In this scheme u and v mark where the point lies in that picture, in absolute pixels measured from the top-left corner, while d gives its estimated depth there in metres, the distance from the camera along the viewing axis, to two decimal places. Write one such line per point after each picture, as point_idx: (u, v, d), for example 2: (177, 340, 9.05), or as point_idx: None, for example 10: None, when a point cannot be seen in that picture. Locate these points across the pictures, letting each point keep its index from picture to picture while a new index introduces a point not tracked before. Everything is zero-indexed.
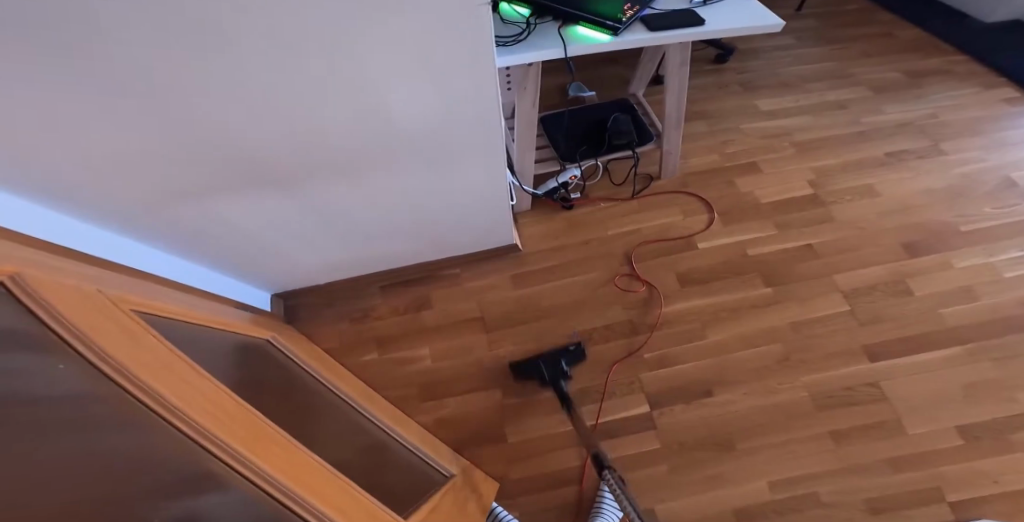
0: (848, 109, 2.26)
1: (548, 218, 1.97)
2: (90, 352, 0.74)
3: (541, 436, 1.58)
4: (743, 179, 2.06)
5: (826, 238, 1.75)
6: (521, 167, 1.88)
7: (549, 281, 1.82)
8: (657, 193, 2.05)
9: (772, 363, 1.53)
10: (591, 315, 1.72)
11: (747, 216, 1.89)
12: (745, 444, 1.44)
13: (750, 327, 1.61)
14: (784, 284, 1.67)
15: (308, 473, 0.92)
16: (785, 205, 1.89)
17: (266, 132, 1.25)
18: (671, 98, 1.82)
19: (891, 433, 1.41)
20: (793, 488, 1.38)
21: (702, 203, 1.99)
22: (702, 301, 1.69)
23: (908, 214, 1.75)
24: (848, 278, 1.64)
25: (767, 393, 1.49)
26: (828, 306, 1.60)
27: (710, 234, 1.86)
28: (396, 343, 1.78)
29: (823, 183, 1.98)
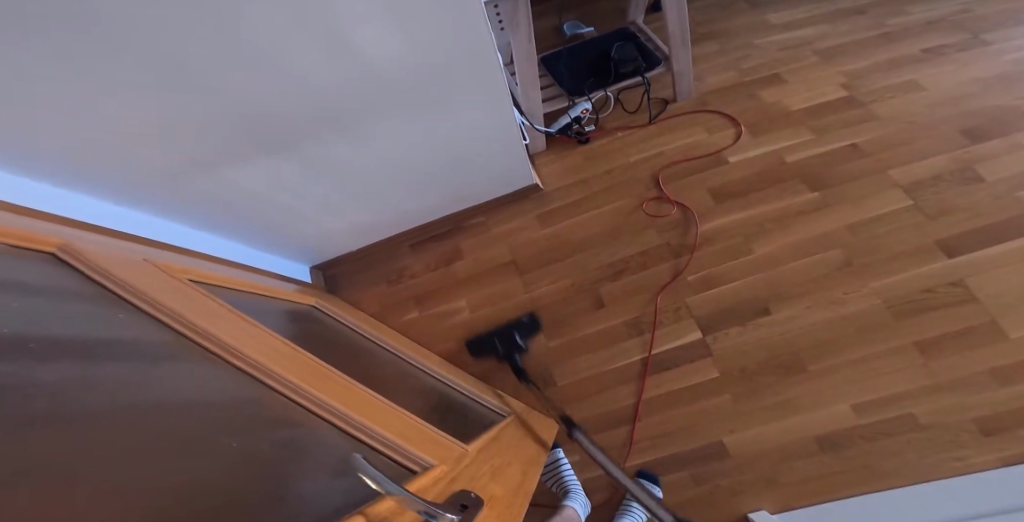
0: (868, 14, 1.88)
1: (564, 155, 1.74)
2: (142, 300, 0.78)
3: (591, 375, 1.43)
4: (767, 91, 1.76)
5: (875, 135, 1.57)
6: (528, 104, 1.65)
7: (574, 217, 1.63)
8: (673, 115, 1.76)
9: (833, 270, 1.40)
10: (626, 243, 1.56)
11: (778, 125, 1.67)
12: (816, 365, 1.32)
13: (799, 234, 1.46)
14: (833, 187, 1.51)
15: (368, 408, 0.90)
16: (820, 108, 1.68)
17: (267, 93, 1.06)
18: (675, 5, 1.59)
19: (986, 339, 1.27)
20: (888, 409, 1.26)
21: (725, 118, 1.72)
22: (749, 217, 1.51)
23: (963, 100, 1.60)
24: (907, 173, 1.49)
25: (832, 305, 1.37)
26: (887, 204, 1.45)
27: (741, 146, 1.64)
28: (432, 299, 1.64)
29: (856, 83, 1.72)
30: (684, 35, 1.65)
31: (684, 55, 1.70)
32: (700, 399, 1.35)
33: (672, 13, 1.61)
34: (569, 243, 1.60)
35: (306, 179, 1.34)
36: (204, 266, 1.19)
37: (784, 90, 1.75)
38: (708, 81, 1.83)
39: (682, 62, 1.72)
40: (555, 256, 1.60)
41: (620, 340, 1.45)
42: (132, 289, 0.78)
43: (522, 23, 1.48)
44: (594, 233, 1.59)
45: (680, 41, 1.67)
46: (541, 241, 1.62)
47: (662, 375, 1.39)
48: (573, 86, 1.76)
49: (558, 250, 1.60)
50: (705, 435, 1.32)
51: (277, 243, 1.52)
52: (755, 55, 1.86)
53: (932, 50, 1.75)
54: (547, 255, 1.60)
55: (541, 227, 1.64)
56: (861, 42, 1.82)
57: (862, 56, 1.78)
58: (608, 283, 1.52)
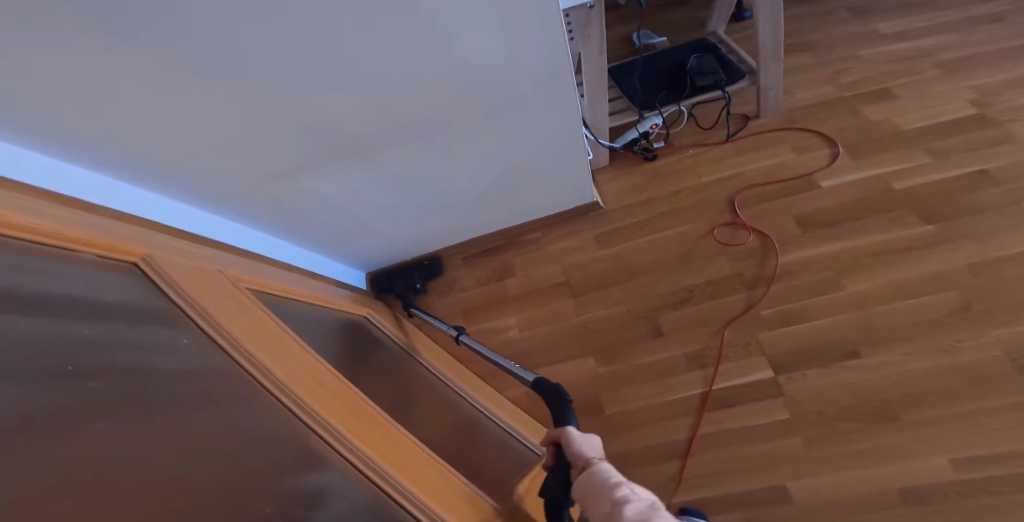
0: (1005, 21, 1.60)
1: (630, 171, 1.59)
2: (206, 321, 0.75)
3: (643, 407, 1.26)
4: (873, 107, 1.53)
5: (1007, 160, 1.32)
6: (594, 118, 1.51)
7: (635, 239, 1.48)
8: (755, 132, 1.57)
9: (942, 318, 1.16)
10: (692, 272, 1.39)
11: (883, 146, 1.44)
12: (914, 416, 1.10)
13: (902, 272, 1.23)
14: (949, 220, 1.26)
15: (410, 460, 0.80)
16: (937, 128, 1.44)
17: (345, 102, 1.00)
18: (767, 18, 1.42)
19: None
20: (998, 467, 1.04)
21: (815, 137, 1.51)
22: (840, 249, 1.29)
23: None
24: None
25: (939, 354, 1.14)
26: (1020, 242, 1.20)
27: (835, 169, 1.42)
28: (481, 314, 1.53)
29: (988, 100, 1.46)
30: (776, 51, 1.47)
31: (774, 72, 1.52)
32: (769, 441, 1.15)
33: (763, 26, 1.43)
34: (629, 265, 1.45)
35: (379, 186, 1.27)
36: (269, 273, 1.12)
37: (892, 106, 1.52)
38: (799, 96, 1.62)
39: (770, 79, 1.53)
40: (613, 279, 1.45)
41: (676, 374, 1.28)
42: (197, 305, 0.75)
43: (596, 35, 1.36)
44: (659, 257, 1.43)
45: (770, 57, 1.49)
46: (600, 263, 1.48)
47: (724, 415, 1.20)
48: (643, 101, 1.62)
49: (617, 273, 1.45)
50: (769, 477, 1.12)
51: (337, 250, 1.46)
52: (856, 67, 1.63)
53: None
54: (605, 277, 1.46)
55: (599, 248, 1.51)
56: (989, 54, 1.56)
57: (996, 70, 1.52)
58: (668, 312, 1.36)
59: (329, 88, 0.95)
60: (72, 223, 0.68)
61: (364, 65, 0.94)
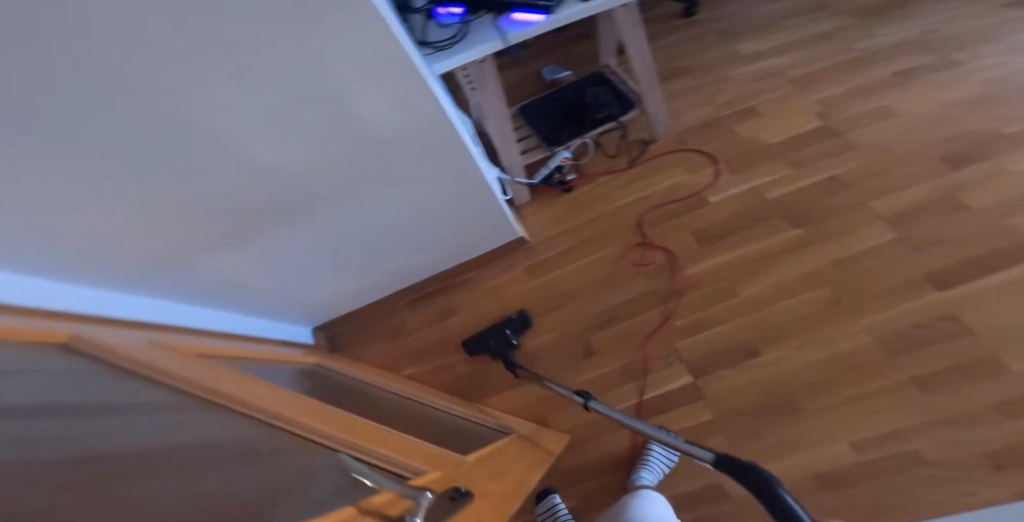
0: (837, 38, 1.89)
1: (549, 203, 1.71)
2: (164, 379, 0.92)
3: (587, 421, 1.42)
4: (746, 124, 1.75)
5: (857, 164, 1.56)
6: (509, 160, 1.63)
7: (560, 269, 1.61)
8: (652, 156, 1.74)
9: (822, 310, 1.38)
10: (614, 294, 1.53)
11: (758, 160, 1.65)
12: (812, 405, 1.30)
13: (787, 273, 1.44)
14: (814, 224, 1.48)
15: (367, 432, 0.97)
16: (798, 140, 1.67)
17: (259, 194, 1.03)
18: (637, 48, 1.60)
19: (990, 376, 1.25)
20: (891, 447, 1.23)
21: (701, 156, 1.70)
22: (735, 257, 1.49)
23: (940, 125, 1.59)
24: (888, 204, 1.47)
25: (823, 344, 1.35)
26: (872, 236, 1.44)
27: (723, 185, 1.61)
28: (429, 354, 1.62)
29: (834, 111, 1.72)
30: (653, 76, 1.65)
31: (656, 94, 1.70)
32: (699, 441, 1.32)
33: (635, 55, 1.60)
34: (557, 293, 1.58)
35: (309, 254, 1.31)
36: (214, 341, 1.19)
37: (759, 123, 1.75)
38: (685, 118, 1.81)
39: (654, 102, 1.71)
40: (545, 307, 1.58)
41: (610, 387, 1.43)
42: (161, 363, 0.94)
43: (493, 85, 1.49)
44: (584, 283, 1.57)
45: (649, 82, 1.66)
46: (531, 295, 1.60)
47: (659, 420, 1.36)
48: (550, 137, 1.74)
49: (547, 303, 1.58)
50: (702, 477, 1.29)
51: (283, 311, 1.51)
52: (728, 89, 1.85)
53: (898, 75, 1.75)
54: (538, 307, 1.58)
55: (529, 280, 1.62)
56: (831, 70, 1.82)
57: (833, 84, 1.79)
58: (597, 331, 1.50)
59: (241, 187, 0.99)
60: (16, 310, 0.81)
61: (273, 164, 0.98)
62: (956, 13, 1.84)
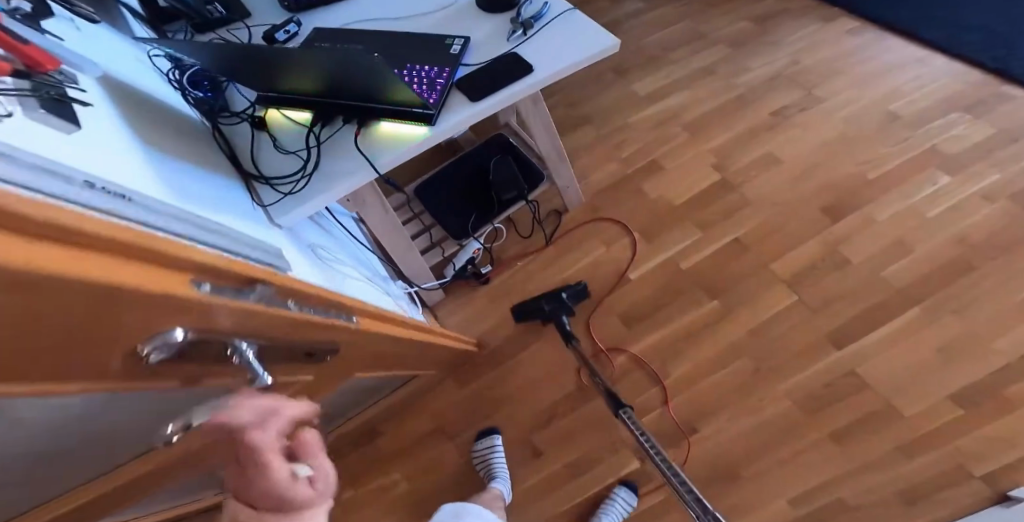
0: (716, 72, 1.88)
1: (470, 295, 1.60)
2: None
3: (546, 520, 1.40)
4: (653, 180, 1.68)
5: (754, 222, 1.59)
6: (414, 270, 1.41)
7: (492, 371, 1.54)
8: (568, 232, 1.61)
9: (747, 380, 1.41)
10: (552, 387, 1.50)
11: (668, 223, 1.60)
12: (750, 468, 1.34)
13: (708, 349, 1.46)
14: (728, 291, 1.51)
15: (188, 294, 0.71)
16: (703, 194, 1.64)
17: None
18: (540, 119, 1.39)
19: (891, 421, 1.33)
20: (822, 494, 1.29)
21: (615, 224, 1.61)
22: (662, 340, 1.48)
23: (817, 170, 1.65)
24: (786, 263, 1.52)
25: (752, 412, 1.39)
26: (775, 299, 1.49)
27: (640, 257, 1.57)
28: (364, 475, 1.49)
29: (731, 160, 1.69)
30: (559, 149, 1.46)
31: (564, 165, 1.52)
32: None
33: (537, 130, 1.40)
34: (493, 395, 1.52)
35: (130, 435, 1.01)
36: None
37: (666, 176, 1.66)
38: (595, 178, 1.66)
39: (563, 174, 1.52)
40: (483, 413, 1.51)
41: (558, 488, 1.42)
42: None
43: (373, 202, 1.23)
44: (520, 381, 1.52)
45: (556, 156, 1.48)
46: (467, 400, 1.52)
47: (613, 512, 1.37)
48: (456, 227, 1.47)
49: (485, 407, 1.51)
50: None
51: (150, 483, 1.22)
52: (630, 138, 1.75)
53: (779, 114, 1.77)
54: (477, 413, 1.51)
55: (462, 386, 1.54)
56: (724, 109, 1.78)
57: (726, 128, 1.75)
58: (539, 431, 1.47)
59: None
60: None
61: None
62: (810, 45, 1.92)
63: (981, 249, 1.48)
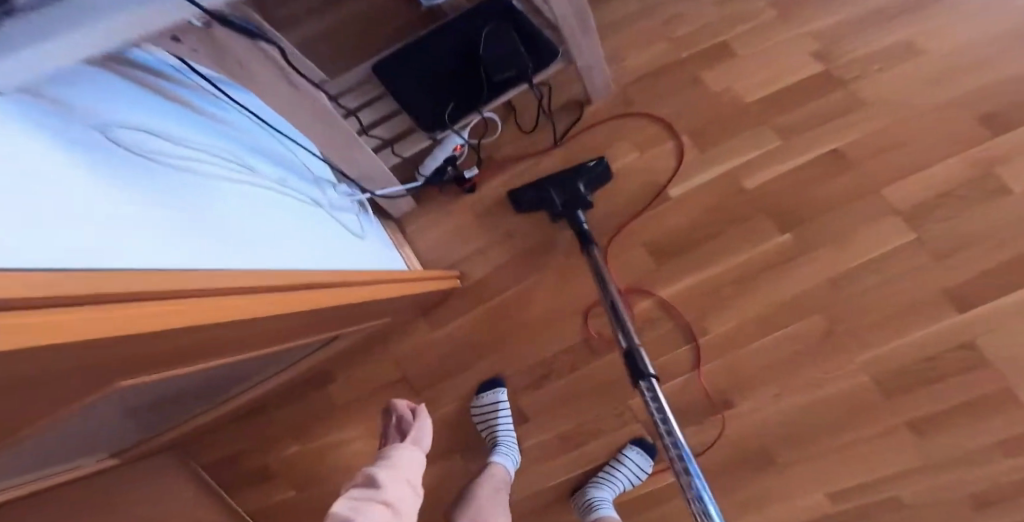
0: None
1: (450, 211, 1.22)
2: None
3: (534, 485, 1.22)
4: (715, 70, 1.18)
5: (860, 132, 1.11)
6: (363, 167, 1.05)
7: (472, 312, 1.21)
8: (590, 130, 1.20)
9: (811, 346, 1.11)
10: (548, 339, 1.20)
11: (731, 132, 1.16)
12: (790, 455, 1.12)
13: (764, 302, 1.12)
14: (804, 227, 1.11)
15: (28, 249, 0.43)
16: (785, 95, 1.14)
17: None
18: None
19: (998, 411, 1.05)
20: (871, 494, 1.10)
21: (658, 123, 1.19)
22: (701, 289, 1.14)
23: (975, 64, 1.10)
24: (899, 191, 1.09)
25: (809, 388, 1.11)
26: (876, 242, 1.09)
27: (685, 171, 1.16)
28: (318, 428, 1.27)
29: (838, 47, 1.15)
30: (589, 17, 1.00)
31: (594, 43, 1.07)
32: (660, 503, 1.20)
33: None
34: (472, 344, 1.22)
35: None
36: None
37: (736, 67, 1.17)
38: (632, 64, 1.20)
39: (588, 54, 1.09)
40: (460, 364, 1.22)
41: (554, 457, 1.22)
42: None
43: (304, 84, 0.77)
44: (508, 329, 1.20)
45: (582, 24, 1.02)
46: (439, 347, 1.22)
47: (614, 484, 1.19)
48: (430, 116, 1.06)
49: (461, 356, 1.22)
50: None
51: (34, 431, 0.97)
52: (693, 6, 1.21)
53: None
54: (452, 364, 1.22)
55: (430, 326, 1.22)
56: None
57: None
58: (530, 393, 1.21)
59: None
60: None
61: None
62: None
63: None
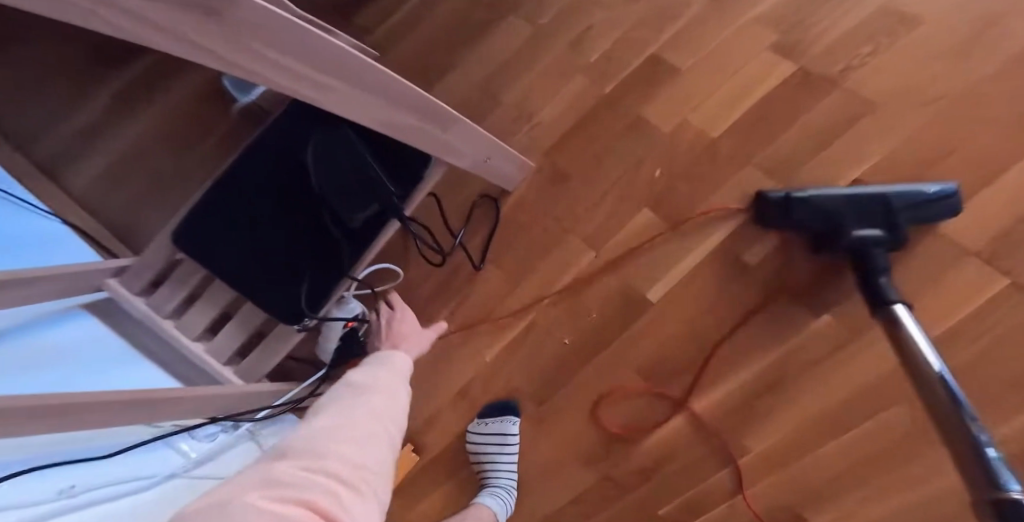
0: None
1: None
2: None
3: None
4: (656, 109, 0.90)
5: (878, 152, 0.81)
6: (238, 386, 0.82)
7: (456, 476, 1.02)
8: (528, 233, 0.95)
9: (890, 448, 0.83)
10: (551, 491, 0.99)
11: (703, 188, 0.88)
12: None
13: (812, 399, 0.85)
14: (837, 298, 0.83)
15: None
16: (757, 122, 0.86)
17: None
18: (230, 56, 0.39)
19: None
20: None
21: (607, 199, 0.92)
22: (717, 404, 0.89)
23: (998, 25, 0.78)
24: (953, 225, 0.78)
25: (905, 503, 0.83)
26: (945, 298, 0.78)
27: (659, 261, 0.90)
28: None
29: (808, 37, 0.85)
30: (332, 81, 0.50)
31: (408, 99, 0.60)
32: None
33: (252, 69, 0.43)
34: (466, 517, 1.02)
35: None
36: None
37: (680, 93, 0.89)
38: (551, 131, 0.94)
39: (406, 118, 0.62)
40: None
41: None
42: None
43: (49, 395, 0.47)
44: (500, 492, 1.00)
45: (345, 98, 0.54)
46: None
47: None
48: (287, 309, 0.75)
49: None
50: None
51: None
52: (605, 23, 0.93)
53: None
54: None
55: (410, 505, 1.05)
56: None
57: None
58: None
59: None
60: None
61: None
62: None
63: None
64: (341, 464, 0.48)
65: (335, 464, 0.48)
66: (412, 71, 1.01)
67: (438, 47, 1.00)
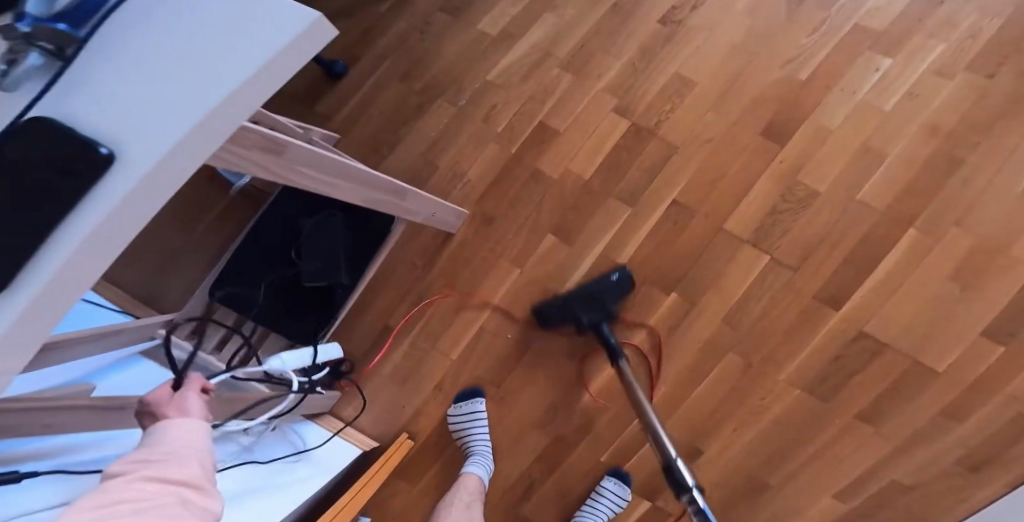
0: None
1: (387, 378, 1.35)
2: None
3: None
4: (545, 158, 1.29)
5: (688, 178, 1.25)
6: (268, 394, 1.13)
7: (444, 452, 1.35)
8: (470, 258, 1.31)
9: (739, 377, 1.23)
10: (517, 451, 1.32)
11: (586, 214, 1.27)
12: (778, 476, 1.23)
13: (684, 356, 1.24)
14: (684, 278, 1.24)
15: None
16: (610, 165, 1.27)
17: None
18: (283, 177, 0.71)
19: (919, 385, 1.17)
20: (872, 484, 1.20)
21: (524, 229, 1.29)
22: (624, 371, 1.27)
23: (739, 95, 1.25)
24: (739, 221, 1.22)
25: (756, 416, 1.23)
26: (742, 270, 1.22)
27: (565, 268, 1.28)
28: None
29: (632, 104, 1.28)
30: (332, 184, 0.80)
31: (376, 182, 0.90)
32: None
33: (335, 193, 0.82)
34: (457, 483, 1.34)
35: None
36: None
37: (559, 148, 1.29)
38: (477, 184, 1.31)
39: (372, 192, 0.91)
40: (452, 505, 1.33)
41: None
42: None
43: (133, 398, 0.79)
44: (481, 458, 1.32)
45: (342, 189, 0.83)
46: (428, 496, 1.35)
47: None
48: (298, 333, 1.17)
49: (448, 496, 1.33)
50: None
51: None
52: (502, 102, 1.32)
53: (670, 18, 1.29)
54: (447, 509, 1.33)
55: (411, 483, 1.35)
56: (601, 28, 1.31)
57: (612, 59, 1.29)
58: (524, 503, 1.32)
59: None
60: None
61: None
62: None
63: (961, 135, 1.16)
64: (187, 472, 0.53)
65: (176, 475, 0.52)
66: (368, 149, 1.35)
67: (385, 129, 1.35)
